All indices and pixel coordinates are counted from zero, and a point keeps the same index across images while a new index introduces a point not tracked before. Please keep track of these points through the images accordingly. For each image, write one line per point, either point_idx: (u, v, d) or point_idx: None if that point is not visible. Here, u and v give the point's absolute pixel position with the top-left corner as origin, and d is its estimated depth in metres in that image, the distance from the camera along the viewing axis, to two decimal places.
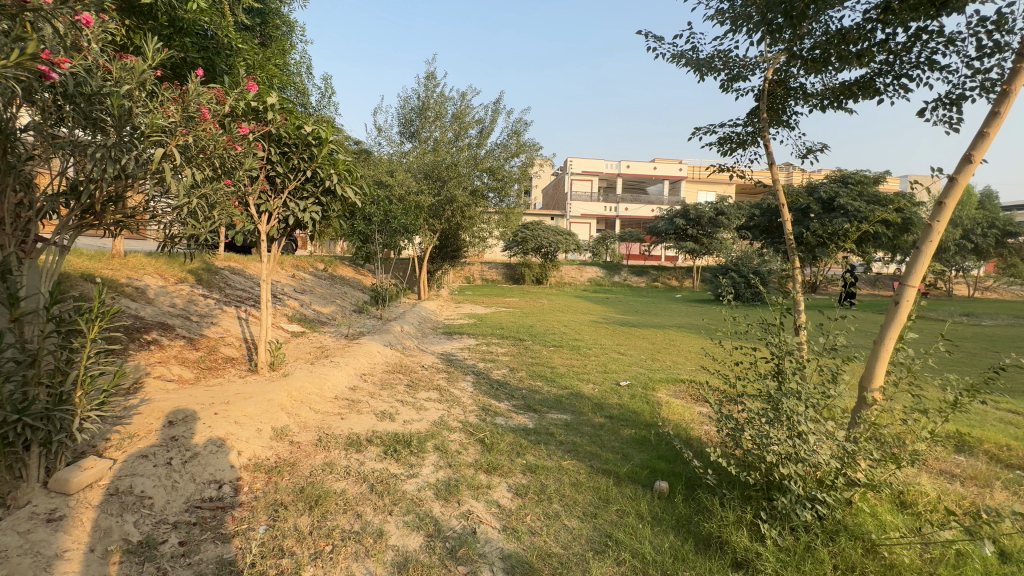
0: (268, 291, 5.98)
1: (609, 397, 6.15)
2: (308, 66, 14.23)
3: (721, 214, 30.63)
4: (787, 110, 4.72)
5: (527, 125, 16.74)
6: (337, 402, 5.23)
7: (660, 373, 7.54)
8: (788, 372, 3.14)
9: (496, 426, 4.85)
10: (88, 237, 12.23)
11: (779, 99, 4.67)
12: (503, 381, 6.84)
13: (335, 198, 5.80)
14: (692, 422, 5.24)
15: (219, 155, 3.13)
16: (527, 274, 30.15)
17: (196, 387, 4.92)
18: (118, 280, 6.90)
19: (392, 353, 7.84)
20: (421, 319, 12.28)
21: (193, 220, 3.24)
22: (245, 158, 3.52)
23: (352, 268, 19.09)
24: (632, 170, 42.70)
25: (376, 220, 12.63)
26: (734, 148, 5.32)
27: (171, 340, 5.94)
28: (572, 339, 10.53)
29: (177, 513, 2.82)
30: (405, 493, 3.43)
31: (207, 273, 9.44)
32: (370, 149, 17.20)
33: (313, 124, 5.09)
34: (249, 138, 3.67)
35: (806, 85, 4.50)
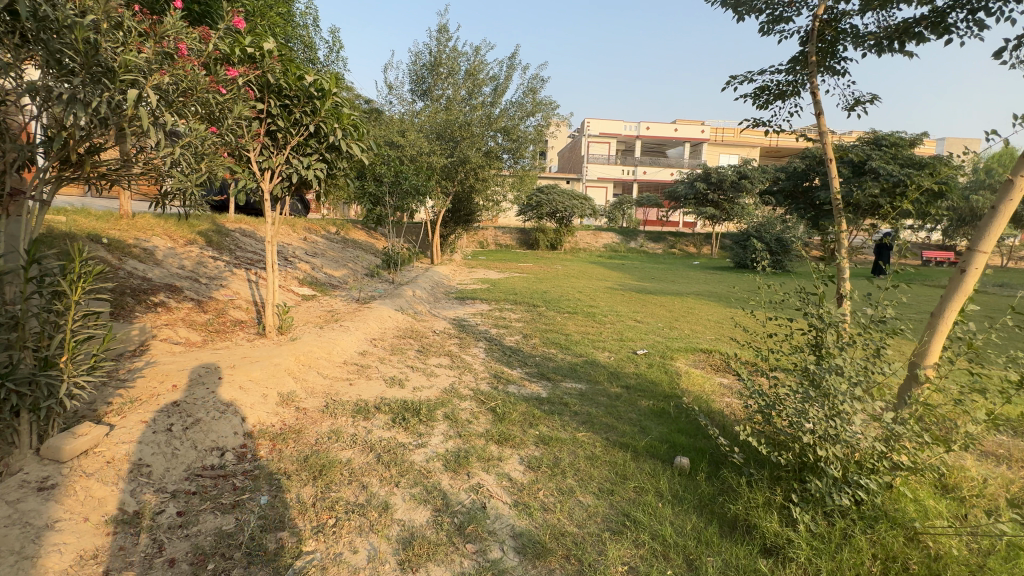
0: (274, 252, 5.79)
1: (626, 365, 5.95)
2: (314, 19, 13.60)
3: (745, 178, 29.45)
4: (837, 54, 4.23)
5: (543, 81, 15.96)
6: (346, 367, 5.13)
7: (679, 342, 7.27)
8: (829, 346, 2.86)
9: (509, 395, 4.69)
10: (99, 198, 12.12)
11: (828, 43, 4.17)
12: (516, 347, 6.67)
13: (341, 155, 5.51)
14: (713, 395, 5.01)
15: (206, 101, 2.84)
16: (542, 239, 29.74)
17: (204, 350, 4.82)
18: (125, 241, 6.78)
19: (403, 318, 7.70)
20: (434, 284, 12.13)
21: (181, 173, 2.99)
22: (234, 104, 3.21)
23: (364, 232, 18.89)
24: (652, 131, 41.15)
25: (387, 182, 12.29)
26: (771, 100, 4.85)
27: (179, 302, 5.85)
28: (587, 306, 10.32)
29: (177, 482, 2.73)
30: (413, 463, 3.29)
31: (217, 236, 9.31)
32: (380, 108, 16.65)
33: (315, 74, 4.77)
34: (239, 81, 3.34)
35: (861, 26, 3.99)
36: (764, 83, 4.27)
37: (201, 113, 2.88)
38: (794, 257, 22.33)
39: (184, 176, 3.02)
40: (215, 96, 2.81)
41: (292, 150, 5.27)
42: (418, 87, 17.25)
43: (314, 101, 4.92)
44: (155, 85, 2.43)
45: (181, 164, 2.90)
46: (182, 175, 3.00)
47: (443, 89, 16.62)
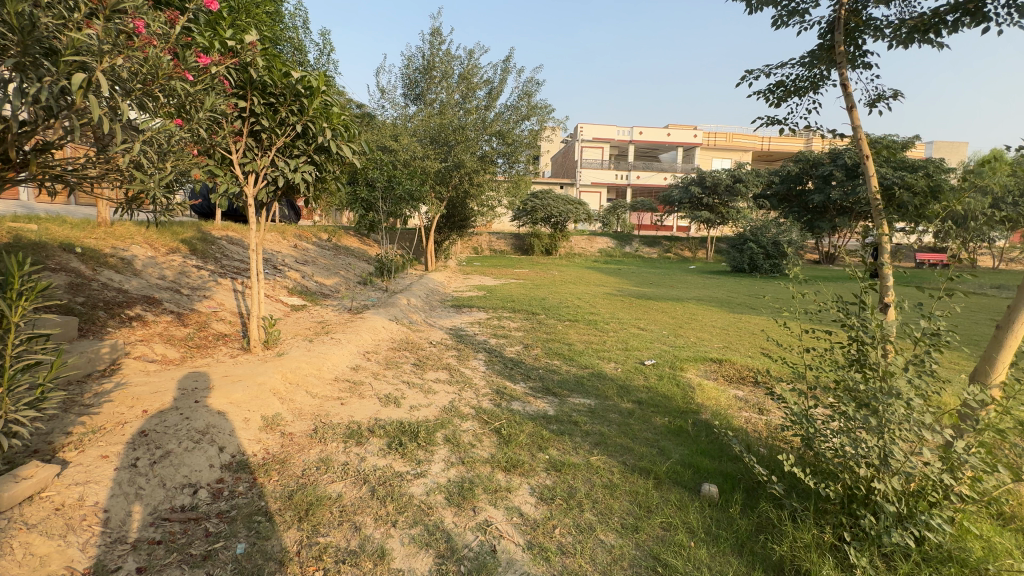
0: (260, 261, 5.41)
1: (634, 378, 5.63)
2: (304, 21, 13.29)
3: (740, 181, 29.19)
4: (858, 48, 3.98)
5: (538, 84, 15.73)
6: (336, 384, 4.75)
7: (687, 351, 6.95)
8: (880, 362, 2.56)
9: (514, 413, 4.34)
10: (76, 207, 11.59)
11: (848, 36, 3.93)
12: (517, 359, 6.32)
13: (330, 157, 5.17)
14: (732, 411, 4.68)
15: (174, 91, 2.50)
16: (537, 245, 29.51)
17: (181, 368, 4.44)
18: (101, 250, 6.38)
19: (398, 328, 7.33)
20: (429, 291, 11.77)
21: (144, 172, 2.63)
22: (204, 95, 2.85)
23: (357, 239, 18.50)
24: (645, 136, 41.12)
25: (380, 187, 11.92)
26: (786, 96, 4.58)
27: (158, 315, 5.46)
28: (587, 313, 10.02)
29: (139, 529, 2.38)
30: (412, 498, 2.93)
31: (202, 244, 8.92)
32: (373, 112, 16.31)
33: (302, 71, 4.46)
34: (211, 70, 2.99)
35: (884, 17, 3.75)
36: (781, 77, 4.01)
37: (165, 103, 2.54)
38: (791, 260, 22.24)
39: (146, 176, 2.67)
40: (183, 83, 2.50)
41: (278, 151, 4.92)
42: (411, 91, 16.95)
43: (302, 98, 4.59)
44: (109, 69, 2.10)
45: (142, 162, 2.56)
46: (145, 176, 2.65)
47: (437, 93, 16.33)
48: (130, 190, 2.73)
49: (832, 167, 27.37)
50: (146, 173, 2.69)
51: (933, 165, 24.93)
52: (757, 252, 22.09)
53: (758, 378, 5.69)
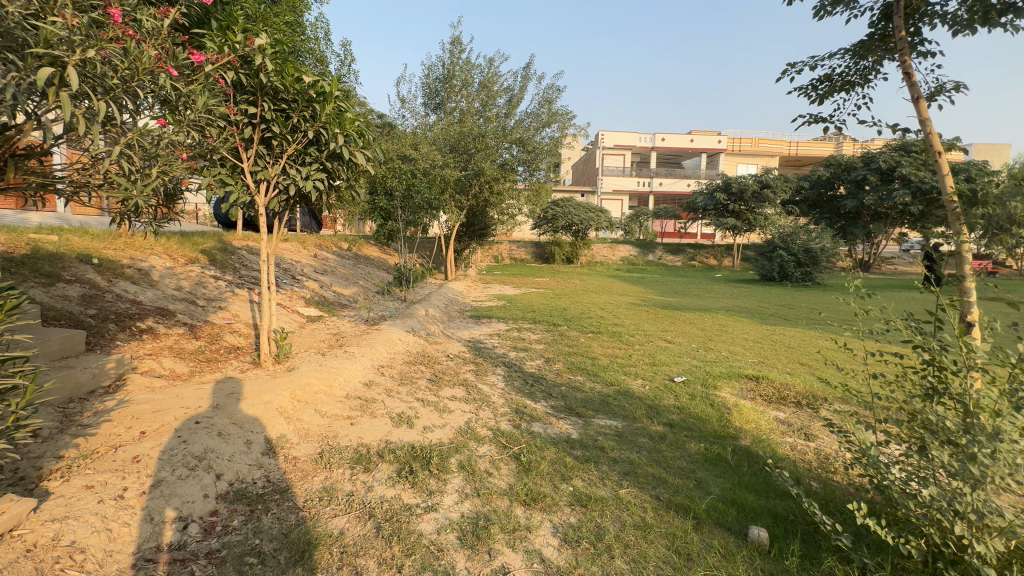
0: (271, 272, 5.24)
1: (663, 397, 5.23)
2: (326, 32, 13.39)
3: (768, 187, 28.26)
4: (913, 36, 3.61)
5: (559, 91, 15.53)
6: (348, 402, 4.51)
7: (720, 367, 6.52)
8: (968, 393, 2.16)
9: (535, 437, 4.01)
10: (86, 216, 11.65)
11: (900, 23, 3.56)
12: (538, 374, 5.99)
13: (343, 164, 4.97)
14: (775, 436, 4.26)
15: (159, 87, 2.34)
16: (557, 253, 29.23)
17: (189, 384, 4.27)
18: (119, 261, 6.34)
19: (415, 340, 7.07)
20: (448, 301, 11.56)
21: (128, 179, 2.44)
22: (198, 94, 2.69)
23: (377, 248, 18.49)
24: (667, 142, 40.48)
25: (398, 195, 11.81)
26: (830, 92, 4.22)
27: (169, 327, 5.33)
28: (611, 324, 9.63)
29: (118, 572, 2.16)
30: (420, 537, 2.63)
31: (222, 254, 8.91)
32: (393, 122, 16.35)
33: (313, 75, 4.29)
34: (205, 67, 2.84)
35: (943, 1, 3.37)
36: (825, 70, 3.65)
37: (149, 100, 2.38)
38: (824, 268, 21.34)
39: (130, 183, 2.48)
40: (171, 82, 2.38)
41: (290, 159, 4.76)
42: (431, 100, 16.96)
43: (314, 103, 4.44)
44: (83, 66, 1.94)
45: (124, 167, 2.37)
46: (128, 183, 2.48)
47: (457, 102, 16.28)
48: (116, 199, 2.55)
49: (866, 171, 26.84)
50: (130, 180, 2.49)
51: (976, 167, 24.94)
52: (788, 259, 21.25)
53: (800, 399, 5.23)
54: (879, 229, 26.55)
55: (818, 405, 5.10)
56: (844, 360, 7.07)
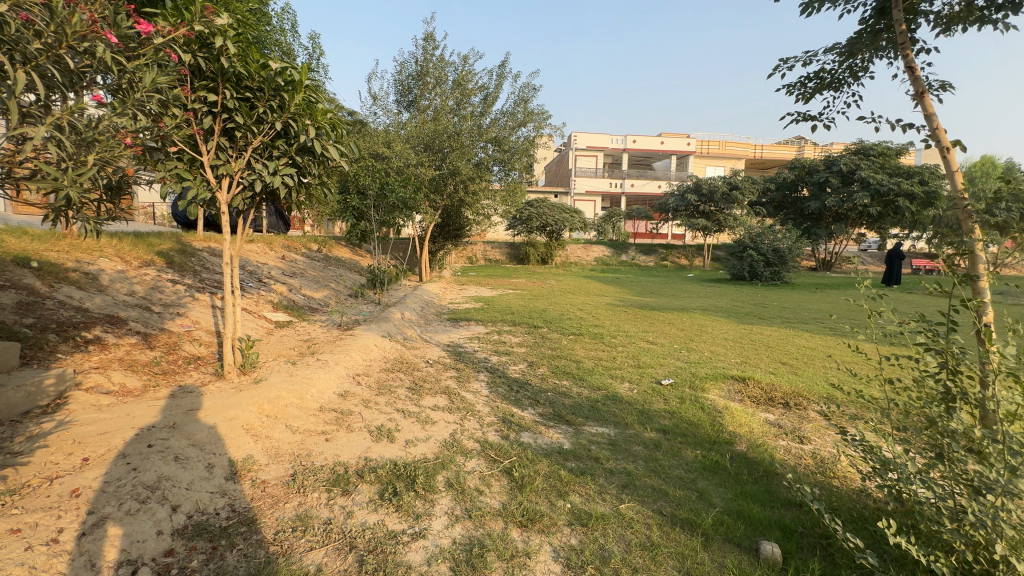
0: (236, 275, 4.83)
1: (653, 400, 5.10)
2: (292, 23, 12.81)
3: (736, 189, 28.91)
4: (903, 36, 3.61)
5: (535, 90, 15.38)
6: (322, 416, 4.18)
7: (705, 368, 6.47)
8: (992, 398, 2.07)
9: (526, 449, 3.78)
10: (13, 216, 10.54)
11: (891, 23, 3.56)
12: (522, 380, 5.76)
13: (314, 159, 4.62)
14: (769, 440, 4.17)
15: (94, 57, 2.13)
16: (532, 254, 29.14)
17: (142, 401, 3.85)
18: (62, 265, 5.77)
19: (391, 346, 6.73)
20: (424, 304, 11.22)
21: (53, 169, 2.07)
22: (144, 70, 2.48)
23: (348, 249, 17.89)
24: (639, 144, 41.04)
25: (371, 194, 11.39)
26: (820, 90, 4.21)
27: (120, 337, 4.85)
28: (591, 326, 9.50)
29: None
30: (409, 570, 2.37)
31: (180, 256, 8.32)
32: (364, 119, 15.86)
33: (281, 61, 3.96)
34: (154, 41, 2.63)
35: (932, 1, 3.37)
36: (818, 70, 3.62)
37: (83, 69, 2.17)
38: (791, 267, 21.93)
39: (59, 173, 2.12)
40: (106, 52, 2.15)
41: (255, 153, 4.38)
42: (404, 97, 16.54)
43: (283, 91, 4.10)
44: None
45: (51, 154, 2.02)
46: (57, 171, 2.17)
47: (430, 100, 15.92)
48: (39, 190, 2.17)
49: (828, 173, 27.86)
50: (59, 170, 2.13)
51: (927, 171, 26.41)
52: (757, 259, 21.74)
53: (788, 400, 5.19)
54: (840, 230, 27.59)
55: (805, 406, 5.07)
56: (822, 358, 7.18)
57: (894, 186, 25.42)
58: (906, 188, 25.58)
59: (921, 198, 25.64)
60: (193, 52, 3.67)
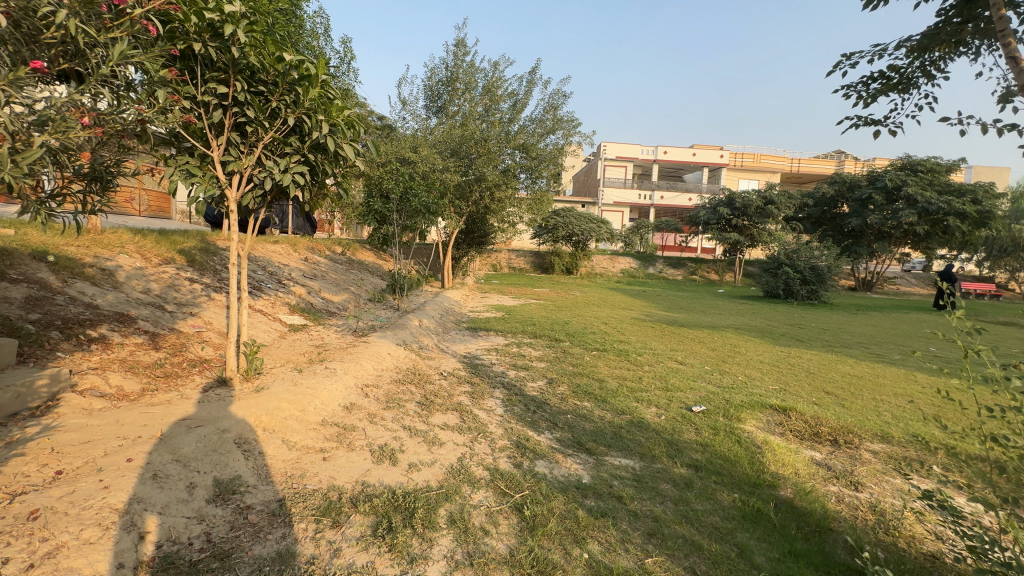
0: (245, 275, 4.57)
1: (682, 429, 4.65)
2: (325, 27, 12.87)
3: (771, 203, 27.84)
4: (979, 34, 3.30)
5: (565, 96, 15.09)
6: (323, 430, 3.90)
7: (740, 395, 5.93)
8: None
9: (540, 481, 3.40)
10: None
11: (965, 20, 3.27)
12: (540, 399, 5.37)
13: (330, 158, 4.40)
14: (816, 485, 3.69)
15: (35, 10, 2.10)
16: (557, 263, 28.79)
17: (136, 406, 3.64)
18: (80, 259, 5.73)
19: (406, 355, 6.46)
20: (443, 311, 10.97)
21: None
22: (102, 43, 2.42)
23: (372, 254, 17.91)
24: (670, 156, 40.21)
25: (395, 198, 11.24)
26: (880, 92, 3.91)
27: (126, 336, 4.70)
28: (616, 341, 9.05)
29: None
30: None
31: (202, 254, 8.30)
32: (393, 124, 15.88)
33: (297, 53, 3.78)
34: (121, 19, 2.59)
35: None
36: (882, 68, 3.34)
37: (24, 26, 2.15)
38: (830, 286, 20.82)
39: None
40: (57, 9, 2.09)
41: (266, 149, 4.19)
42: (433, 103, 16.50)
43: (297, 86, 3.90)
44: None
45: None
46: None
47: (460, 105, 15.83)
48: None
49: (871, 189, 26.59)
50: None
51: (981, 190, 24.90)
52: (793, 276, 20.73)
53: (835, 437, 4.66)
54: (883, 249, 26.22)
55: (857, 445, 4.54)
56: (872, 391, 6.54)
57: (944, 204, 24.02)
58: (957, 207, 24.13)
59: (972, 217, 24.18)
60: (204, 42, 3.50)
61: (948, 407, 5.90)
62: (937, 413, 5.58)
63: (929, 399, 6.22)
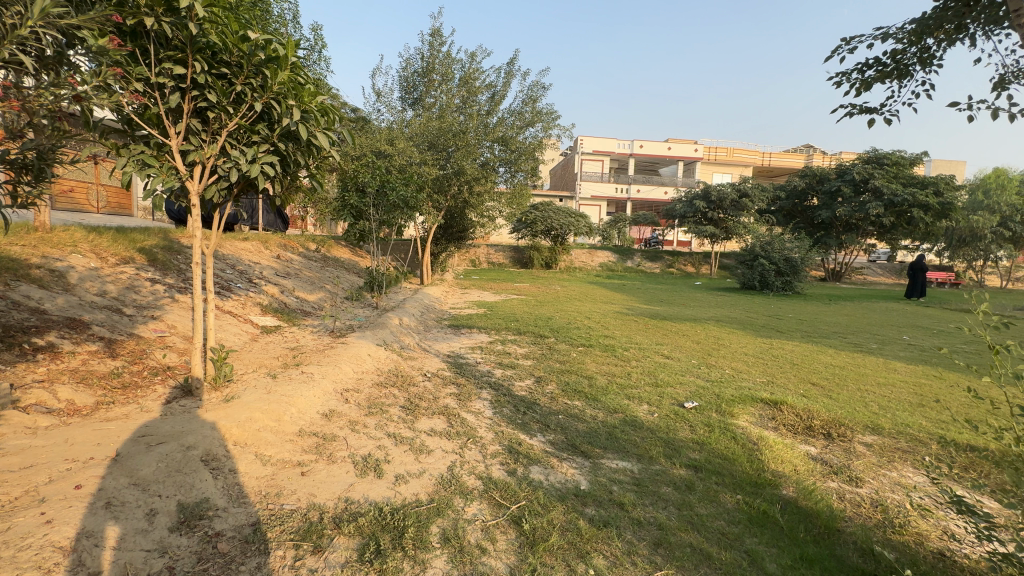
0: (211, 275, 4.18)
1: (676, 427, 4.53)
2: (293, 13, 12.29)
3: (745, 196, 28.28)
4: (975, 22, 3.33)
5: (544, 88, 14.87)
6: (300, 442, 3.61)
7: (730, 389, 5.86)
8: None
9: (537, 489, 3.20)
10: None
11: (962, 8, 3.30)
12: (529, 399, 5.17)
13: (301, 147, 4.08)
14: (816, 481, 3.60)
15: None
16: (536, 258, 28.67)
17: (88, 423, 3.28)
18: (26, 260, 5.24)
19: (387, 356, 6.17)
20: (424, 308, 10.66)
21: None
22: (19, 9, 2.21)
23: (347, 250, 17.40)
24: (646, 150, 40.47)
25: (371, 192, 10.84)
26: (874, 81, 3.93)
27: (78, 343, 4.29)
28: (601, 336, 8.93)
29: None
30: None
31: (164, 253, 7.79)
32: (367, 116, 15.38)
33: (263, 31, 3.47)
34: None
35: None
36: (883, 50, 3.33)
37: None
38: (804, 277, 21.27)
39: None
40: None
41: (231, 137, 3.85)
42: (409, 94, 16.07)
43: (265, 68, 3.58)
44: None
45: None
46: None
47: (436, 97, 15.46)
48: None
49: (840, 182, 27.28)
50: None
51: (942, 182, 25.83)
52: (768, 268, 21.10)
53: (828, 430, 4.62)
54: (852, 240, 26.98)
55: (850, 438, 4.49)
56: (855, 381, 6.58)
57: (909, 196, 24.83)
58: (921, 199, 24.98)
59: (935, 208, 25.10)
60: (156, 17, 3.16)
61: (930, 397, 5.96)
62: (921, 403, 5.63)
63: (910, 388, 6.29)
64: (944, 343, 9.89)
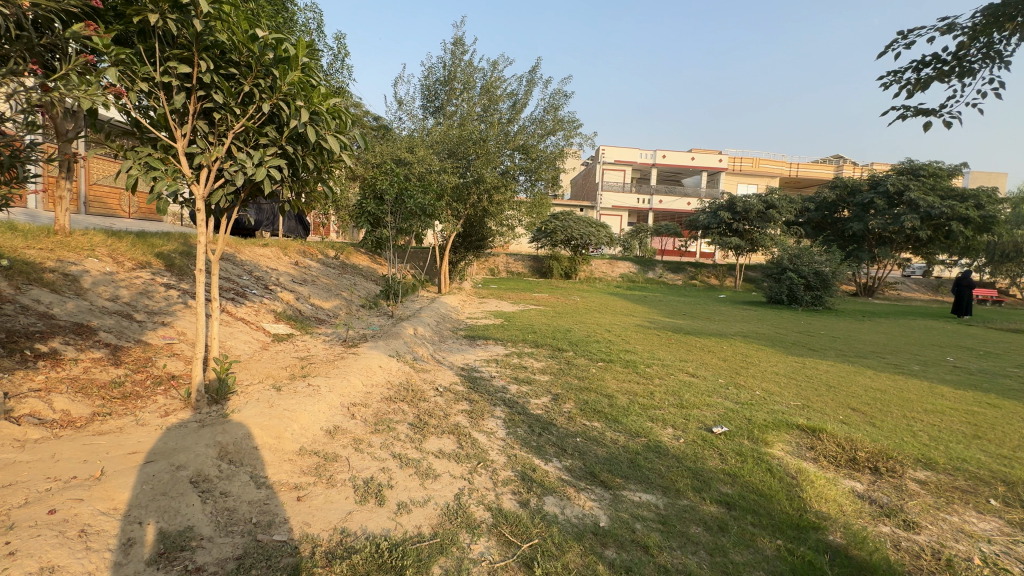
0: (215, 280, 3.99)
1: (705, 455, 4.16)
2: (317, 22, 12.40)
3: (772, 208, 27.48)
4: None
5: (566, 96, 14.69)
6: (300, 462, 3.39)
7: (762, 413, 5.45)
8: None
9: (551, 525, 2.90)
10: None
11: None
12: (545, 419, 4.86)
13: (311, 151, 3.92)
14: (866, 525, 3.20)
15: None
16: (555, 268, 28.40)
17: (79, 437, 3.13)
18: (40, 264, 5.22)
19: (398, 368, 5.95)
20: (439, 318, 10.47)
21: None
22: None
23: (366, 258, 17.43)
24: (669, 160, 39.91)
25: (389, 200, 10.75)
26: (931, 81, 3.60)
27: (81, 349, 4.18)
28: (621, 350, 8.58)
29: None
30: None
31: (182, 258, 7.79)
32: (389, 124, 15.44)
33: (272, 29, 3.33)
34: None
35: None
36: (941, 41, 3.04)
37: None
38: (834, 292, 20.43)
39: None
40: None
41: (238, 139, 3.71)
42: (430, 103, 16.09)
43: (273, 68, 3.41)
44: None
45: None
46: None
47: (457, 105, 15.41)
48: None
49: (873, 194, 26.28)
50: None
51: (983, 195, 24.64)
52: (797, 282, 20.31)
53: (875, 464, 4.19)
54: (885, 254, 25.92)
55: (901, 473, 4.05)
56: (900, 407, 6.07)
57: (947, 209, 23.76)
58: (960, 212, 23.88)
59: (976, 222, 23.94)
60: (162, 14, 3.05)
61: (986, 428, 5.43)
62: (976, 435, 5.12)
63: (962, 417, 5.76)
64: (993, 366, 9.21)
